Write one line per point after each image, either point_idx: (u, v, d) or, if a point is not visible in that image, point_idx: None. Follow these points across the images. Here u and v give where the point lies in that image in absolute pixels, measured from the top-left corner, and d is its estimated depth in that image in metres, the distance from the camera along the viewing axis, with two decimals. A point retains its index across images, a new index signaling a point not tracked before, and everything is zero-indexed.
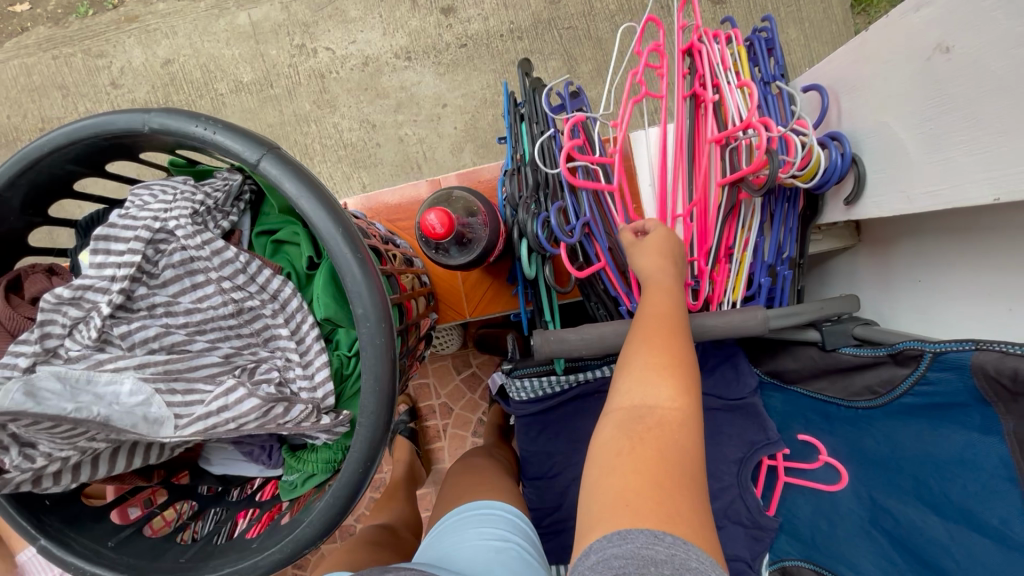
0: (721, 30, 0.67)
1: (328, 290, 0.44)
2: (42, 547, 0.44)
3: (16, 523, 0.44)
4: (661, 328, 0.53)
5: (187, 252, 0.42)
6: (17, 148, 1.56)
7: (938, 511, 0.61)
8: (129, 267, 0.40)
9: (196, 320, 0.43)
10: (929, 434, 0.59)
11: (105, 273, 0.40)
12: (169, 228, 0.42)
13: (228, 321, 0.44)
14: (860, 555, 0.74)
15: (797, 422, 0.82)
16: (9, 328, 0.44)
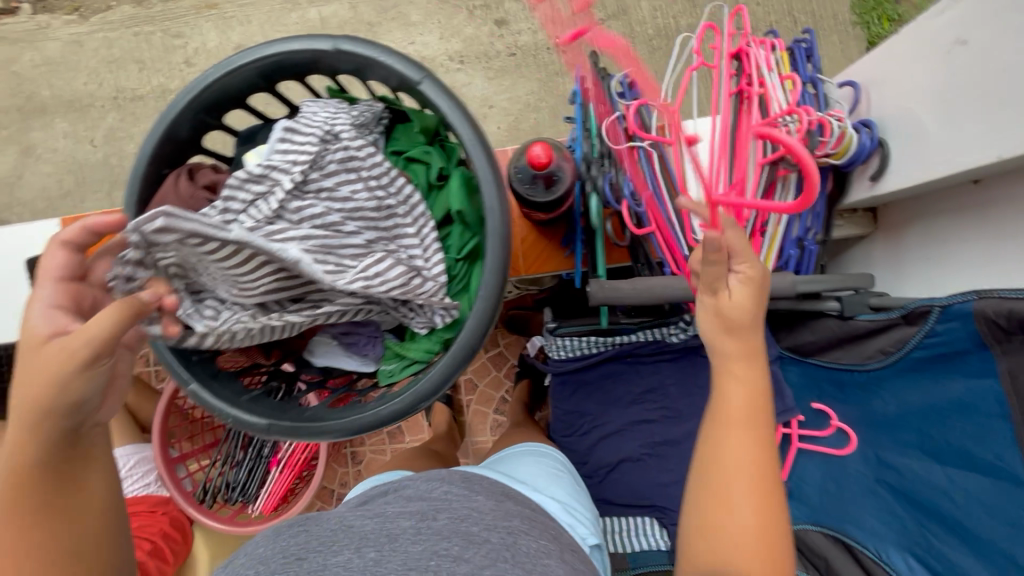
0: (767, 38, 0.80)
1: (458, 194, 0.53)
2: (192, 390, 0.52)
3: (174, 368, 0.52)
4: (741, 424, 0.52)
5: (348, 152, 0.51)
6: (88, 113, 1.67)
7: (940, 458, 0.69)
8: (307, 156, 0.50)
9: (349, 208, 0.52)
10: (934, 386, 0.68)
11: (286, 160, 0.50)
12: (336, 133, 0.52)
13: (371, 214, 0.53)
14: (865, 513, 0.81)
15: (811, 393, 0.89)
16: (189, 204, 0.53)
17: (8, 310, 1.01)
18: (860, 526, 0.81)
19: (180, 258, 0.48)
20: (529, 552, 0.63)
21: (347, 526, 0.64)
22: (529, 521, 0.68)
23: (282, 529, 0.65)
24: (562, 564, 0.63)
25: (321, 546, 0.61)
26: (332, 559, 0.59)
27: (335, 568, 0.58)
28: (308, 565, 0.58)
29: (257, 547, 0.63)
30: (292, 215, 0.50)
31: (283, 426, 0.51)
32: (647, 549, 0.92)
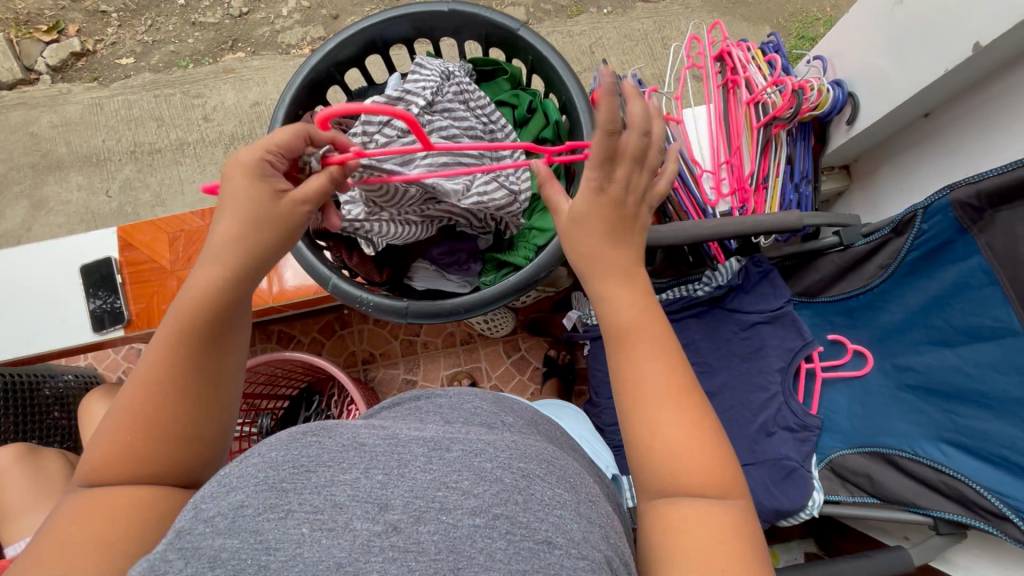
0: (742, 40, 1.00)
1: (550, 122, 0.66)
2: (334, 286, 0.61)
3: (317, 270, 0.61)
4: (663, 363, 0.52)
5: (463, 86, 0.64)
6: (105, 166, 1.74)
7: (948, 344, 0.82)
8: (432, 86, 0.62)
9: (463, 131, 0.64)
10: (931, 280, 0.82)
11: (415, 89, 0.62)
12: (451, 73, 0.64)
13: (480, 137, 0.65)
14: (894, 420, 0.90)
15: (824, 326, 1.01)
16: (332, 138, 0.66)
17: (52, 318, 1.02)
18: (892, 434, 0.90)
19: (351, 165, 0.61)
20: (546, 496, 0.50)
21: (359, 442, 0.50)
22: (550, 462, 0.56)
23: (295, 435, 0.50)
24: (575, 513, 0.50)
25: (333, 460, 0.48)
26: (339, 477, 0.47)
27: (343, 486, 0.46)
28: (316, 479, 0.46)
29: (267, 450, 0.49)
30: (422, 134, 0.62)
31: (419, 306, 0.61)
32: None
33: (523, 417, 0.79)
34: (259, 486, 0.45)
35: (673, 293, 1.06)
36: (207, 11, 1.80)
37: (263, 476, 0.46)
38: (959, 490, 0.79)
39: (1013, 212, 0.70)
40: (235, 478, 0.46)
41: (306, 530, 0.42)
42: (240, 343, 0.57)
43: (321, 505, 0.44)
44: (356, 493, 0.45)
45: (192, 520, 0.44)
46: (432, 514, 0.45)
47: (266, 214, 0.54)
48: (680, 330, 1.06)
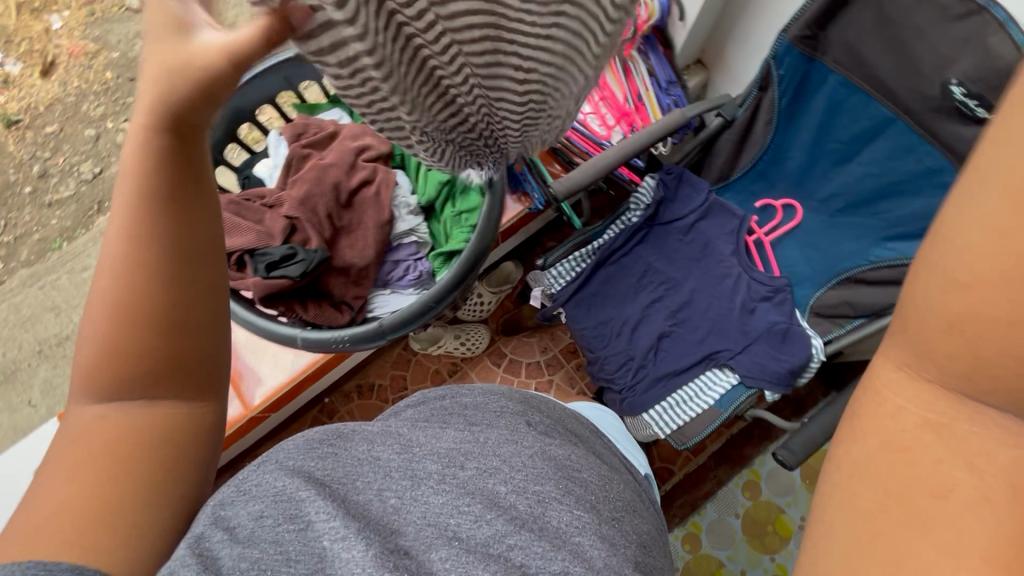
0: None
1: None
2: (303, 339, 0.65)
3: (281, 334, 0.65)
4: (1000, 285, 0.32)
5: None
6: (15, 379, 1.60)
7: (852, 157, 0.92)
8: None
9: None
10: (810, 113, 0.93)
11: None
12: None
13: None
14: (842, 244, 1.00)
15: (747, 198, 1.09)
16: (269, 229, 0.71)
17: None
18: (846, 257, 0.99)
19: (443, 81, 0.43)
20: (557, 524, 0.52)
21: (374, 455, 0.56)
22: (575, 483, 0.58)
23: (313, 445, 0.57)
24: (598, 538, 0.53)
25: (349, 475, 0.53)
26: (354, 494, 0.51)
27: (361, 503, 0.50)
28: (335, 491, 0.50)
29: (286, 457, 0.55)
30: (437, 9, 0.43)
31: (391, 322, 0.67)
32: (724, 390, 1.03)
33: (551, 417, 0.73)
34: (277, 498, 0.49)
35: (613, 230, 1.11)
36: (60, 186, 1.66)
37: (281, 486, 0.50)
38: None
39: (839, 26, 0.81)
40: (254, 487, 0.50)
41: (327, 541, 0.45)
42: (203, 210, 0.44)
43: (334, 513, 0.47)
44: (372, 512, 0.50)
45: (209, 527, 0.46)
46: (443, 542, 0.48)
47: (199, 56, 0.35)
48: (633, 259, 1.11)
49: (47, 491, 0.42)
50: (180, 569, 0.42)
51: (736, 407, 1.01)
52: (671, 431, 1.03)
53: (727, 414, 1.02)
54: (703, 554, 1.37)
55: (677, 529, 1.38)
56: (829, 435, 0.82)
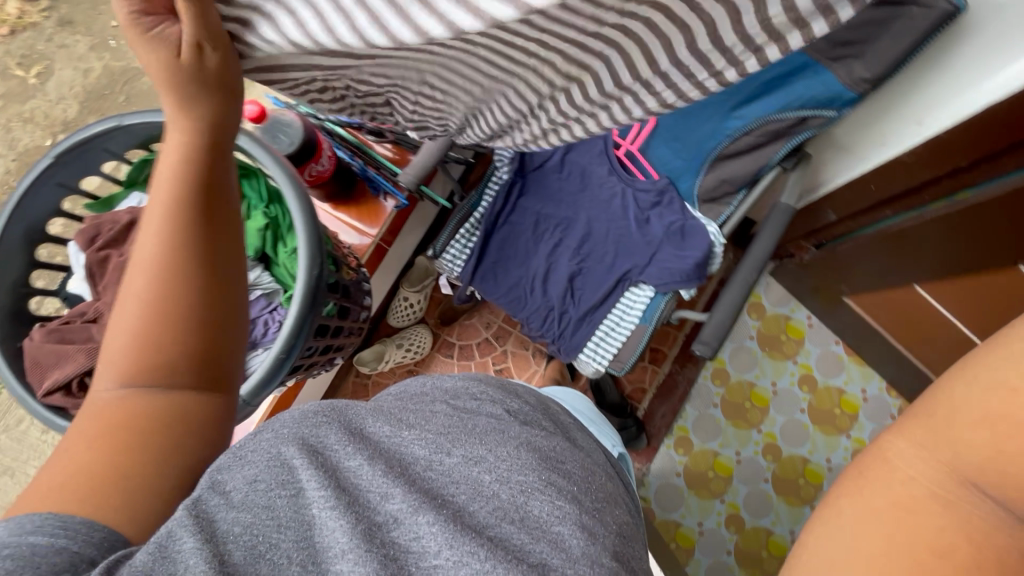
0: None
1: None
2: None
3: None
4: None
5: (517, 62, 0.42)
6: None
7: None
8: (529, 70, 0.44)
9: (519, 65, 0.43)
10: None
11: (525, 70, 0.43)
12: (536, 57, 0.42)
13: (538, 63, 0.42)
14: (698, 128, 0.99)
15: None
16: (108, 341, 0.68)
17: None
18: (705, 138, 0.98)
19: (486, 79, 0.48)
20: (536, 515, 0.53)
21: (365, 432, 0.59)
22: (558, 474, 0.59)
23: (308, 416, 0.59)
24: (577, 528, 0.53)
25: (339, 445, 0.55)
26: (345, 462, 0.54)
27: (350, 472, 0.53)
28: (326, 461, 0.53)
29: (280, 426, 0.57)
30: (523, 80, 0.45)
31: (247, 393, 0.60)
32: (644, 305, 1.05)
33: (532, 403, 0.73)
34: (272, 464, 0.51)
35: (489, 194, 1.10)
36: None
37: (277, 454, 0.52)
38: (768, 130, 0.89)
39: None
40: (250, 453, 0.53)
41: (317, 509, 0.48)
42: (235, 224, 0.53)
43: (326, 482, 0.50)
44: (360, 481, 0.52)
45: (209, 488, 0.48)
46: (432, 509, 0.51)
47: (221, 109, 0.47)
48: (521, 213, 1.11)
49: (64, 459, 0.46)
50: (179, 529, 0.44)
51: (659, 317, 1.03)
52: (609, 361, 1.04)
53: (652, 326, 1.03)
54: (697, 452, 1.43)
55: (666, 438, 1.43)
56: (731, 318, 0.84)
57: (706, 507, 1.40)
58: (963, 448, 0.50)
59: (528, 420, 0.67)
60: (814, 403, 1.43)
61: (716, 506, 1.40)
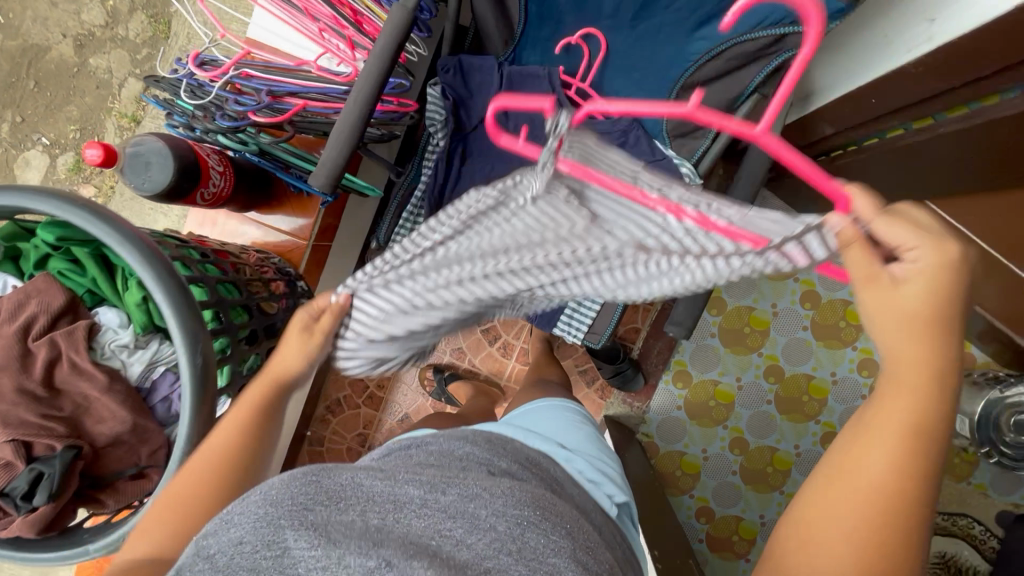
0: None
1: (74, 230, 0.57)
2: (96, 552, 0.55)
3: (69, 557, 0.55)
4: (887, 499, 0.40)
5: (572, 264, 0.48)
6: None
7: None
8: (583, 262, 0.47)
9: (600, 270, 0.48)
10: None
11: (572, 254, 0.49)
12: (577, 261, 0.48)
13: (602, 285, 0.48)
14: (658, 55, 0.80)
15: (545, 47, 0.89)
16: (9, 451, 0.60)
17: None
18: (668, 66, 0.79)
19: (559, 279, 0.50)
20: (535, 547, 0.49)
21: (357, 483, 0.53)
22: (558, 518, 0.54)
23: (298, 476, 0.53)
24: (572, 561, 0.49)
25: (330, 498, 0.50)
26: (335, 516, 0.48)
27: (339, 524, 0.47)
28: (312, 516, 0.48)
29: (270, 490, 0.51)
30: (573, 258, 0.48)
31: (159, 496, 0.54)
32: None
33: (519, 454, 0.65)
34: (258, 523, 0.47)
35: (428, 167, 0.93)
36: None
37: (263, 513, 0.48)
38: (740, 54, 0.71)
39: None
40: (236, 514, 0.49)
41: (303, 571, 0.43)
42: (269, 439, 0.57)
43: (315, 541, 0.45)
44: (353, 532, 0.46)
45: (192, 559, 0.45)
46: (425, 552, 0.45)
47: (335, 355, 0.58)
48: (468, 180, 0.94)
49: None
50: None
51: None
52: (585, 334, 0.97)
53: None
54: (697, 385, 1.40)
55: (665, 374, 1.41)
56: (706, 291, 0.73)
57: (709, 435, 1.40)
58: (824, 522, 0.41)
59: (516, 469, 0.61)
60: (818, 320, 1.36)
61: (719, 432, 1.40)
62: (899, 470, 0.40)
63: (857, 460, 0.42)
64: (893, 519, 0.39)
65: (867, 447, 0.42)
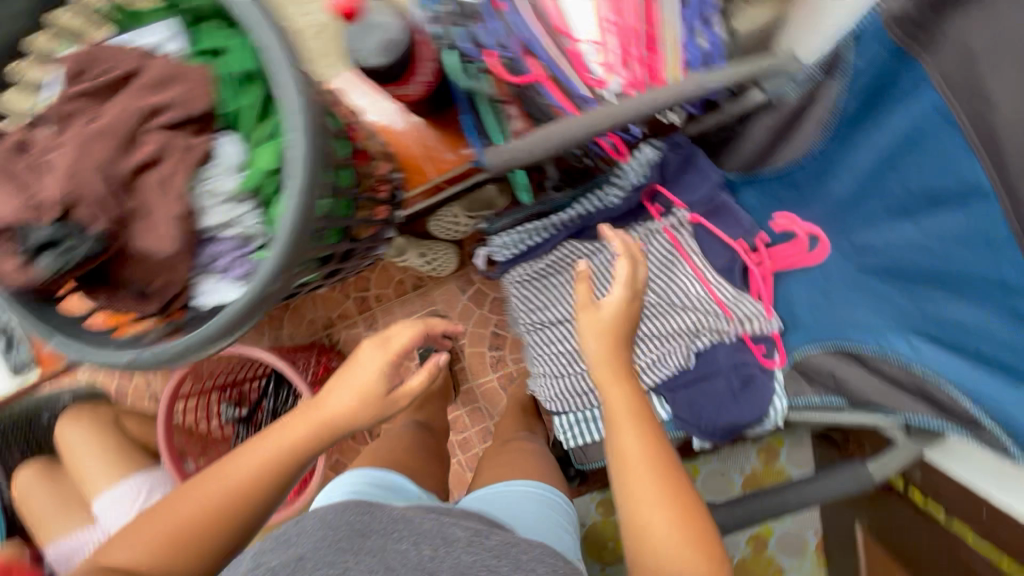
0: None
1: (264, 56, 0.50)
2: (58, 341, 0.51)
3: (32, 323, 0.51)
4: (631, 442, 0.58)
5: (664, 294, 0.88)
6: None
7: (911, 214, 0.61)
8: (666, 300, 0.88)
9: (672, 307, 0.88)
10: (875, 131, 0.61)
11: (673, 279, 0.87)
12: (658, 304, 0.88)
13: (670, 314, 0.87)
14: (859, 311, 0.74)
15: (770, 203, 0.81)
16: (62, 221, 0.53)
17: None
18: (856, 327, 0.74)
19: (654, 299, 0.88)
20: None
21: (396, 517, 0.61)
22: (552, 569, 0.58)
23: (347, 509, 0.62)
24: None
25: (377, 526, 0.59)
26: (387, 542, 0.57)
27: (388, 551, 0.56)
28: (365, 540, 0.57)
29: (327, 516, 0.61)
30: (663, 295, 0.88)
31: (147, 355, 0.49)
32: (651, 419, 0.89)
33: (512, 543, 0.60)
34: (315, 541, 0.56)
35: (579, 207, 0.87)
36: None
37: (325, 534, 0.57)
38: (931, 392, 0.64)
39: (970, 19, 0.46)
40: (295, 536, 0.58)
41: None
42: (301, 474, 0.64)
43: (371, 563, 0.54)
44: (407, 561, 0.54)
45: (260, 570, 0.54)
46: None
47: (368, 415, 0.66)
48: (599, 246, 0.91)
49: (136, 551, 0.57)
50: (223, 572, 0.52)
51: None
52: (575, 446, 0.93)
53: None
54: (613, 521, 1.36)
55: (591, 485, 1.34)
56: None
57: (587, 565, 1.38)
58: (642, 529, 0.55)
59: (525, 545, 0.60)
60: (747, 562, 1.36)
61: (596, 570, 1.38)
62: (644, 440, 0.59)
63: (640, 448, 0.58)
64: (642, 415, 0.60)
65: (633, 451, 0.58)
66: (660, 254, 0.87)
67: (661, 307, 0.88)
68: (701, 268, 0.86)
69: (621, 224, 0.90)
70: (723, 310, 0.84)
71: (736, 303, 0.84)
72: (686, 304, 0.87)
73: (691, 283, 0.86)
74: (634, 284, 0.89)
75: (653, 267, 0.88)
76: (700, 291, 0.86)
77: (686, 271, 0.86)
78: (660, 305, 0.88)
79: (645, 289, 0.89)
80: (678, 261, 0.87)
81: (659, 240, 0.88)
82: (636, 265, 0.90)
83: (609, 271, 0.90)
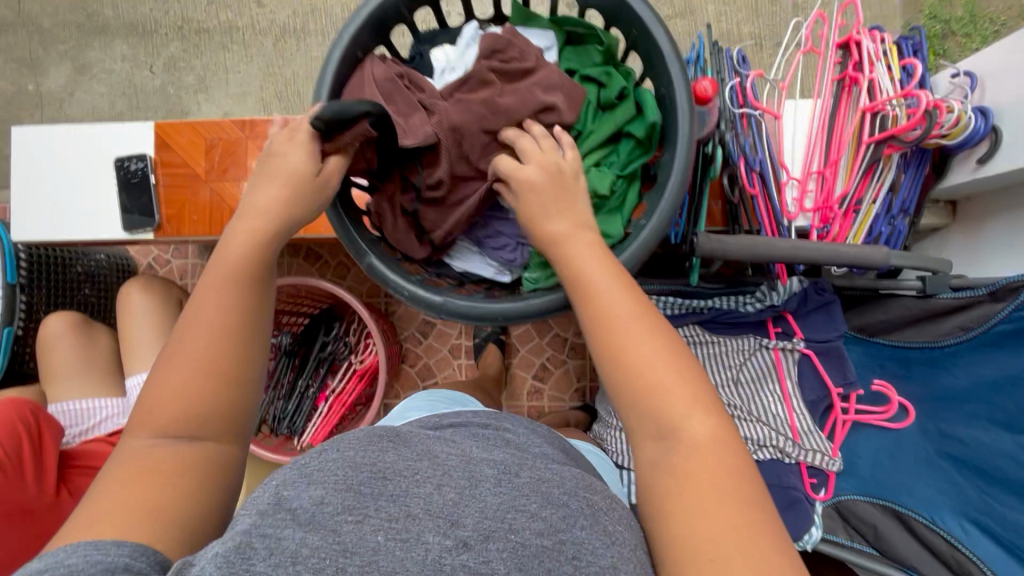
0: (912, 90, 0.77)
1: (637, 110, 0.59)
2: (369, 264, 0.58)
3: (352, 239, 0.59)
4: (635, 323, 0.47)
5: (751, 403, 0.94)
6: (149, 39, 1.61)
7: (1013, 429, 0.80)
8: (751, 411, 0.93)
9: (754, 417, 0.93)
10: (1008, 360, 0.80)
11: (762, 393, 0.94)
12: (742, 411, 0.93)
13: (750, 423, 0.92)
14: (921, 483, 0.88)
15: (872, 367, 0.94)
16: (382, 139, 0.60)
17: (84, 209, 1.00)
18: (914, 496, 0.88)
19: (740, 403, 0.93)
20: (609, 531, 0.42)
21: (432, 453, 0.47)
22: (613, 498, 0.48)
23: (372, 436, 0.47)
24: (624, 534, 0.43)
25: (410, 468, 0.44)
26: (414, 488, 0.42)
27: (418, 498, 0.41)
28: (393, 487, 0.42)
29: (345, 447, 0.45)
30: (749, 406, 0.94)
31: (454, 303, 0.56)
32: None
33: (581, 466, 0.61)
34: (341, 485, 0.41)
35: (718, 302, 0.95)
36: None
37: (343, 475, 0.42)
38: (970, 571, 0.80)
39: None
40: (318, 471, 0.43)
41: (381, 538, 0.38)
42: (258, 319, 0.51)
43: (395, 514, 0.40)
44: (430, 506, 0.41)
45: (273, 506, 0.39)
46: (501, 533, 0.40)
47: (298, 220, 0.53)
48: (714, 341, 0.97)
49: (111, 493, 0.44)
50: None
51: None
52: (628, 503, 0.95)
53: None
54: None
55: None
56: None
57: None
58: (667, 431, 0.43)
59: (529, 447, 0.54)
60: None
61: None
62: (639, 327, 0.47)
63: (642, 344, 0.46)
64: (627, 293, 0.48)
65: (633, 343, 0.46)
66: (762, 368, 0.96)
67: (747, 414, 0.93)
68: (794, 395, 0.94)
69: (740, 332, 0.97)
70: (801, 439, 0.91)
71: (808, 438, 0.92)
72: (768, 420, 0.93)
73: (779, 404, 0.93)
74: (728, 385, 0.95)
75: (748, 375, 0.95)
76: (784, 414, 0.93)
77: (777, 392, 0.94)
78: (748, 413, 0.93)
79: (734, 391, 0.95)
80: (771, 378, 0.95)
81: (762, 356, 0.96)
82: (733, 369, 0.96)
83: (708, 363, 0.96)
